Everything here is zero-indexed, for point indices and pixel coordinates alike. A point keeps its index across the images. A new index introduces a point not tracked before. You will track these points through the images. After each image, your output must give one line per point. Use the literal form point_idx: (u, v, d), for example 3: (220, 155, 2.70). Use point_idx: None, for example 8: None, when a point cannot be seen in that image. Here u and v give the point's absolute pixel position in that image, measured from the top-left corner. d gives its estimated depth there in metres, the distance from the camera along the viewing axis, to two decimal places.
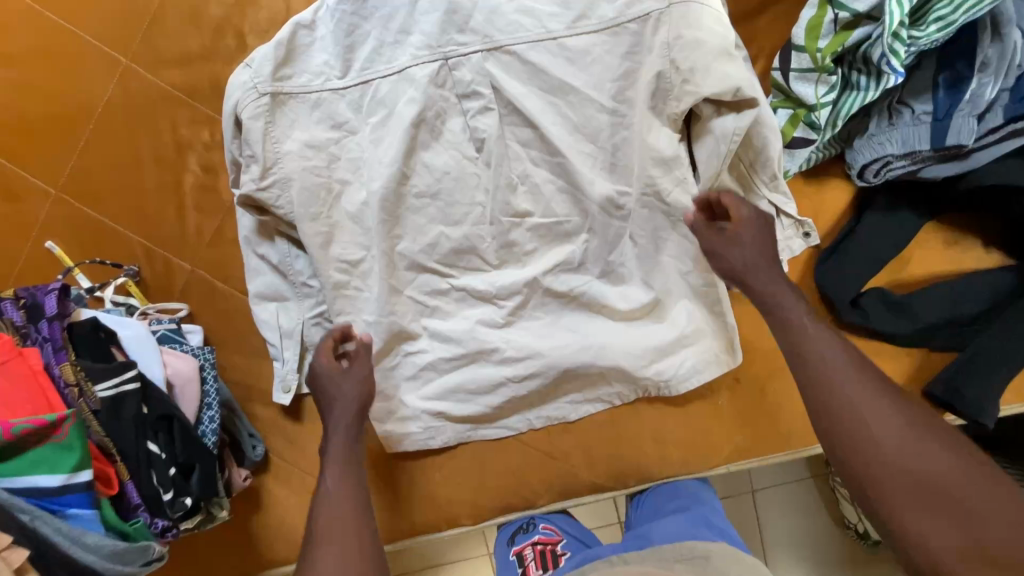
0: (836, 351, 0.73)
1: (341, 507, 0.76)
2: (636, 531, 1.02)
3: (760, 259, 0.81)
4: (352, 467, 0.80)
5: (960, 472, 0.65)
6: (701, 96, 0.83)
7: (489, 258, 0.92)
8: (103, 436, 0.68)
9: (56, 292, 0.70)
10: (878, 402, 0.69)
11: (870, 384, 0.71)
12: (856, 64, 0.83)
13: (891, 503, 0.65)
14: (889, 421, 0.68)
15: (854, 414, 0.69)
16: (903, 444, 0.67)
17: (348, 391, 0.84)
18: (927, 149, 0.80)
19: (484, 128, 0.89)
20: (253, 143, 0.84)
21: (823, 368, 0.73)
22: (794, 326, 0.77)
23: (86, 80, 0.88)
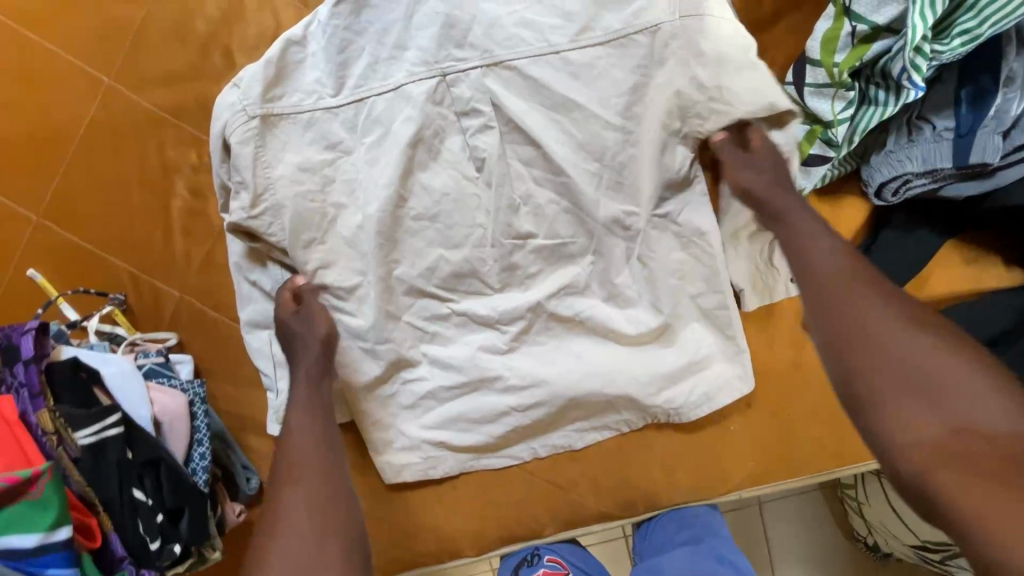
0: (841, 258, 0.70)
1: (305, 451, 0.74)
2: (646, 564, 0.99)
3: (776, 185, 0.79)
4: (316, 408, 0.79)
5: (960, 375, 0.61)
6: (734, 115, 0.81)
7: (491, 281, 0.88)
8: (85, 486, 0.65)
9: (32, 332, 0.66)
10: (877, 303, 0.66)
11: (873, 288, 0.68)
12: (874, 79, 0.80)
13: (876, 399, 0.63)
14: (887, 322, 0.65)
15: (850, 314, 0.66)
16: (900, 343, 0.64)
17: (311, 345, 0.82)
18: (949, 167, 0.77)
19: (484, 147, 0.85)
20: (244, 168, 0.81)
21: (825, 271, 0.70)
22: (798, 240, 0.74)
23: (68, 100, 0.84)
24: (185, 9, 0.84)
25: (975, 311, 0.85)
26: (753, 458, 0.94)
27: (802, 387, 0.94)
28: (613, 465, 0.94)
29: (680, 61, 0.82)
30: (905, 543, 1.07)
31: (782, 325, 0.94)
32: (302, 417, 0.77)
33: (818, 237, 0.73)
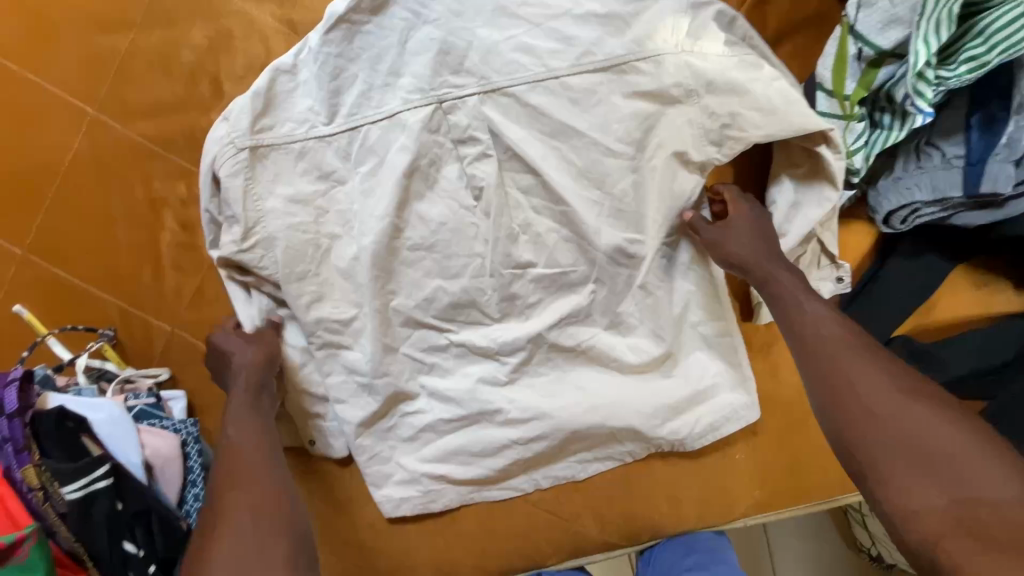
0: (831, 322, 0.70)
1: (246, 451, 0.70)
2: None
3: (763, 249, 0.78)
4: (258, 410, 0.74)
5: (962, 441, 0.58)
6: (751, 140, 0.79)
7: (490, 311, 0.86)
8: (74, 541, 0.63)
9: (16, 383, 0.65)
10: (872, 367, 0.65)
11: (867, 353, 0.66)
12: (879, 103, 0.77)
13: (876, 468, 0.60)
14: (883, 386, 0.63)
15: (843, 379, 0.65)
16: (899, 408, 0.61)
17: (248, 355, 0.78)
18: (959, 196, 0.75)
19: (483, 175, 0.83)
20: (234, 204, 0.79)
21: (818, 336, 0.69)
22: (792, 305, 0.74)
23: (52, 132, 0.81)
24: (172, 37, 0.82)
25: (987, 337, 0.83)
26: (760, 486, 0.93)
27: (809, 414, 0.93)
28: (616, 496, 0.92)
29: (681, 87, 0.80)
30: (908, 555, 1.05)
31: (786, 351, 0.92)
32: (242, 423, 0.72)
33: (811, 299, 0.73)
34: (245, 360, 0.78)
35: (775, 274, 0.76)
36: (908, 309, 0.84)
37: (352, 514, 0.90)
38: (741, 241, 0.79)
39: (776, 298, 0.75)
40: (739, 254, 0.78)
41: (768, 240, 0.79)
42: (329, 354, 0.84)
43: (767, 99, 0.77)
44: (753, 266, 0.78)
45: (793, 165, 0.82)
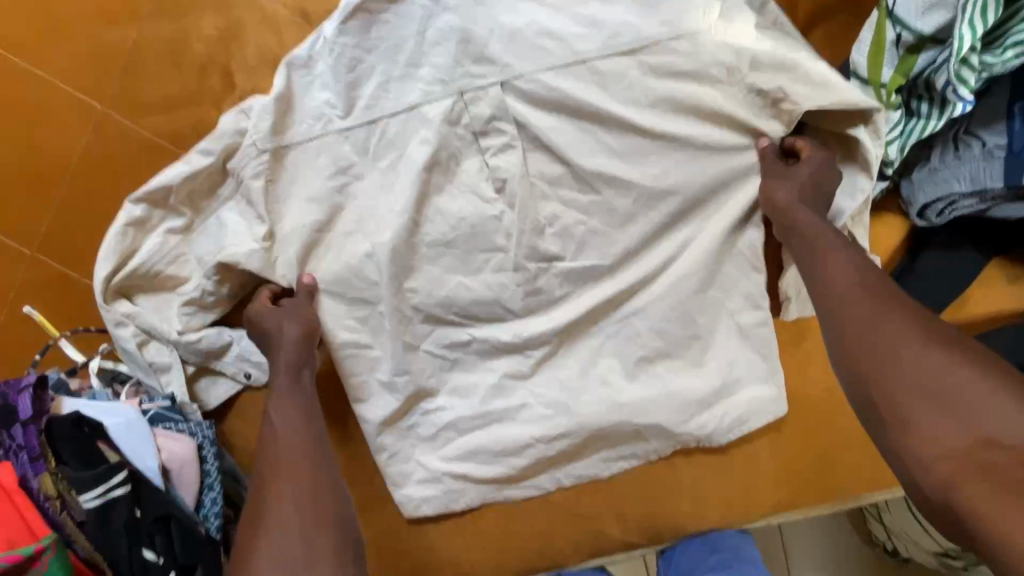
0: (851, 271, 0.67)
1: (290, 439, 0.71)
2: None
3: (803, 202, 0.75)
4: (299, 395, 0.75)
5: (986, 387, 0.56)
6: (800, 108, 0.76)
7: (513, 308, 0.84)
8: (92, 550, 0.61)
9: (31, 390, 0.63)
10: (899, 316, 0.62)
11: (891, 300, 0.64)
12: (917, 90, 0.74)
13: (896, 415, 0.58)
14: (909, 333, 0.61)
15: (867, 330, 0.62)
16: (928, 356, 0.59)
17: (288, 342, 0.76)
18: (1000, 187, 0.72)
19: (505, 168, 0.80)
20: (258, 204, 0.78)
21: (841, 286, 0.66)
22: (811, 255, 0.70)
23: (59, 130, 0.79)
24: (182, 30, 0.79)
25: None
26: (785, 485, 0.91)
27: (835, 414, 0.90)
28: (638, 494, 0.90)
29: (715, 71, 0.77)
30: (928, 550, 1.03)
31: (813, 346, 0.90)
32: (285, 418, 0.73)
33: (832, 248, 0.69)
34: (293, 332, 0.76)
35: (804, 223, 0.73)
36: (942, 302, 0.82)
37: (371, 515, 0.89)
38: (785, 187, 0.76)
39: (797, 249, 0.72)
40: (785, 202, 0.75)
41: (819, 196, 0.75)
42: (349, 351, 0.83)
43: (811, 76, 0.75)
44: (779, 218, 0.76)
45: (830, 153, 0.79)
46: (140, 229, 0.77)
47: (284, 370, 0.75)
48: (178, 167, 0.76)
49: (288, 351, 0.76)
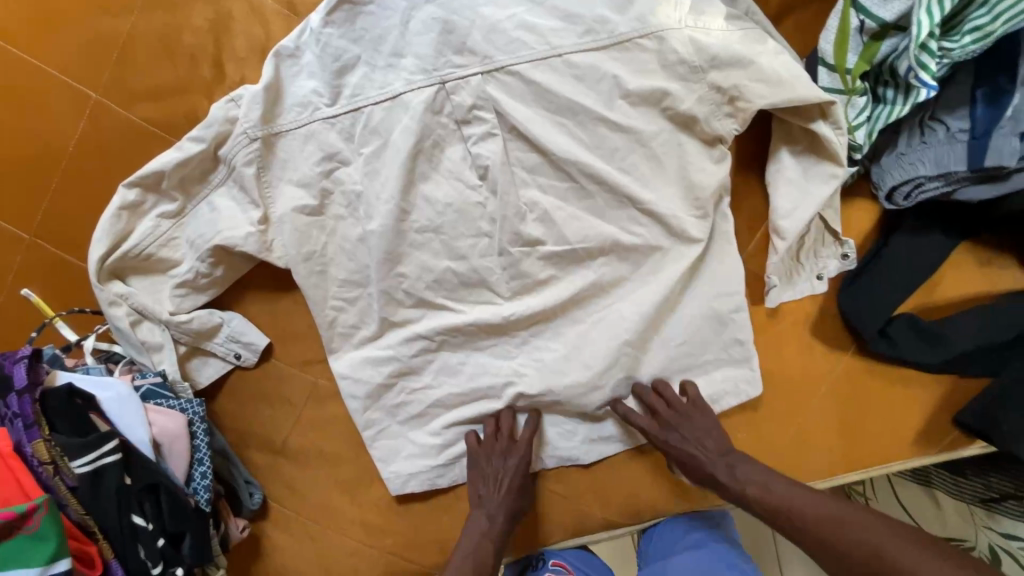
0: (806, 496, 0.76)
1: (479, 545, 0.83)
2: (652, 568, 0.99)
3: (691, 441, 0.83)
4: (513, 503, 0.85)
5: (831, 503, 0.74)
6: (756, 109, 0.78)
7: (500, 290, 0.86)
8: (84, 514, 0.63)
9: (25, 360, 0.65)
10: (866, 529, 0.70)
11: (842, 517, 0.72)
12: (883, 77, 0.76)
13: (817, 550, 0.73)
14: (863, 532, 0.70)
15: (815, 535, 0.73)
16: (885, 552, 0.68)
17: (496, 494, 0.85)
18: (963, 171, 0.74)
19: (487, 154, 0.82)
20: (250, 191, 0.81)
21: (803, 514, 0.75)
22: (773, 499, 0.77)
23: (54, 119, 0.82)
24: (173, 21, 0.82)
25: (993, 314, 0.84)
26: None
27: (813, 393, 0.91)
28: (626, 486, 0.94)
29: (685, 64, 0.79)
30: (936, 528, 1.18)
31: (790, 330, 0.90)
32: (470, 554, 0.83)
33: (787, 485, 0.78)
34: (514, 459, 0.85)
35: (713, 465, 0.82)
36: (913, 285, 0.84)
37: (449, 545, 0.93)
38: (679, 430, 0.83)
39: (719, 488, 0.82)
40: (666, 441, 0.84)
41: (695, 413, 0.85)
42: (336, 332, 0.87)
43: (772, 71, 0.76)
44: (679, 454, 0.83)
45: (792, 141, 0.81)
46: (132, 213, 0.80)
47: (488, 525, 0.84)
48: (169, 153, 0.78)
49: (511, 468, 0.85)
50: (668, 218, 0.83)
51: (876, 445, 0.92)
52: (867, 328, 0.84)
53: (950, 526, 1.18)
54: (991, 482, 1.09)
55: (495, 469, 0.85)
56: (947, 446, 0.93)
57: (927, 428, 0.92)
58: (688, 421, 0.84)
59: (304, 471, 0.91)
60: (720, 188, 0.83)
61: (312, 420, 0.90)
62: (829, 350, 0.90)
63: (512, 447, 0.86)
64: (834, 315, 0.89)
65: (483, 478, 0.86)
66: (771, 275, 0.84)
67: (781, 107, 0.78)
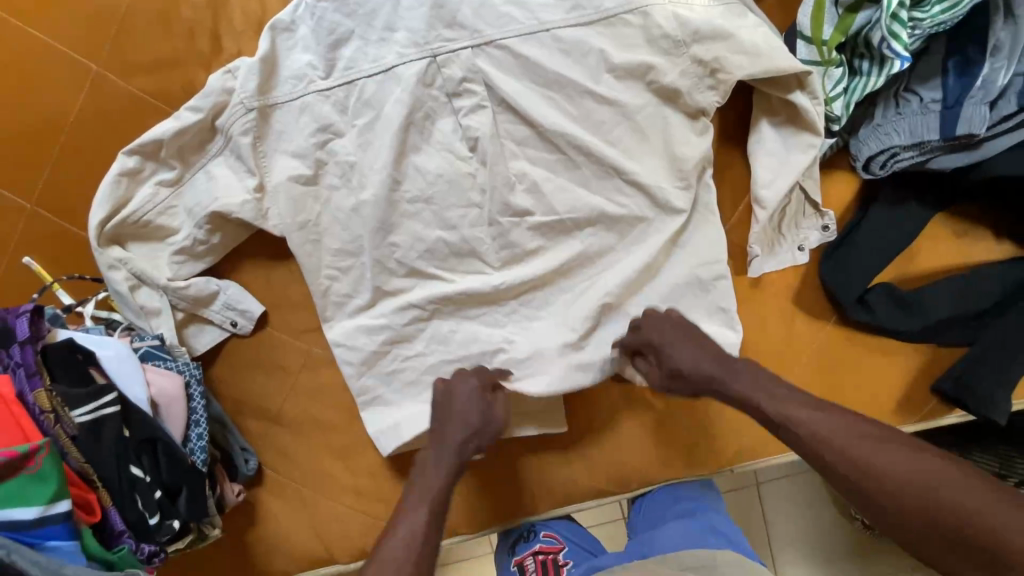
0: (830, 418, 0.73)
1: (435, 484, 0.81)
2: (640, 538, 1.00)
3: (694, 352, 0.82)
4: (476, 437, 0.83)
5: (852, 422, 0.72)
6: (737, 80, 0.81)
7: (490, 260, 0.88)
8: (83, 462, 0.65)
9: (28, 315, 0.67)
10: (901, 452, 0.69)
11: (876, 437, 0.70)
12: (859, 49, 0.79)
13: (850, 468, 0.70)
14: (901, 457, 0.68)
15: (852, 457, 0.70)
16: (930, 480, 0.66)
17: (453, 430, 0.83)
18: (936, 140, 0.77)
19: (477, 126, 0.85)
20: (246, 160, 0.83)
21: (837, 435, 0.71)
22: (791, 411, 0.75)
23: (55, 90, 0.84)
24: None
25: (966, 285, 0.88)
26: (746, 436, 0.97)
27: (796, 363, 0.92)
28: (609, 450, 0.96)
29: (668, 38, 0.82)
30: None
31: (772, 300, 0.92)
32: (436, 494, 0.80)
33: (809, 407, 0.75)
34: (469, 392, 0.84)
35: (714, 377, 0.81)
36: (890, 255, 0.87)
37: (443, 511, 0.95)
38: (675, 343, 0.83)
39: (725, 392, 0.80)
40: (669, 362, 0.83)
41: (686, 328, 0.84)
42: (329, 300, 0.89)
43: (752, 44, 0.79)
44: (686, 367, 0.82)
45: (772, 113, 0.84)
46: (131, 179, 0.82)
47: (444, 464, 0.82)
48: (168, 122, 0.81)
49: (465, 402, 0.84)
50: (653, 189, 0.86)
51: (862, 413, 0.93)
52: (845, 296, 0.87)
53: None
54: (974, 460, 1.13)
55: (452, 405, 0.84)
56: (928, 415, 0.95)
57: (908, 398, 0.94)
58: (675, 334, 0.84)
59: (298, 439, 0.93)
60: (703, 160, 0.86)
61: (307, 388, 0.93)
62: (810, 320, 0.92)
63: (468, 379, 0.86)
64: (815, 286, 0.91)
65: (441, 416, 0.84)
66: (753, 244, 0.86)
67: (759, 78, 0.81)
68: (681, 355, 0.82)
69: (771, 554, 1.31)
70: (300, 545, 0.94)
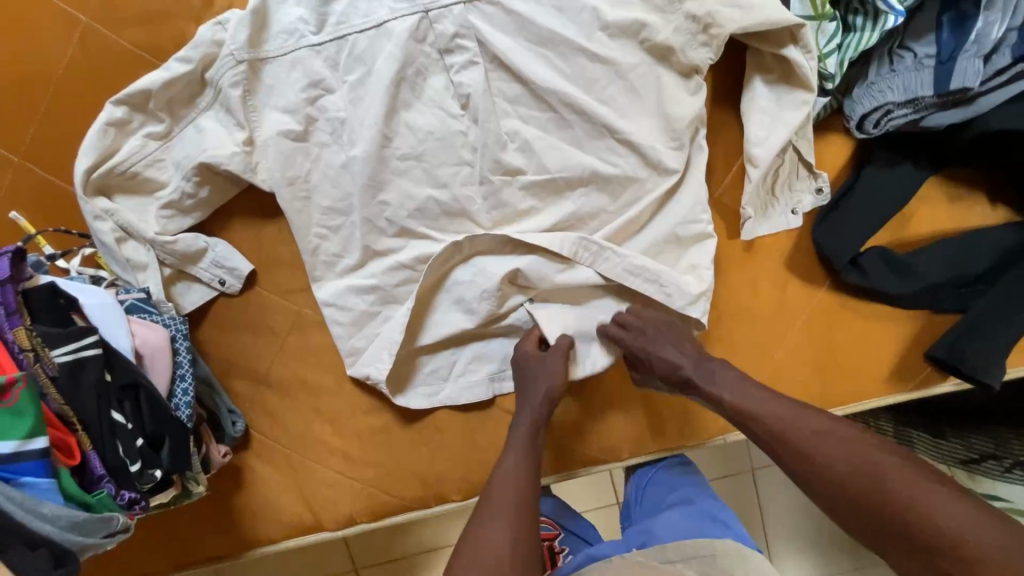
0: (790, 408, 0.74)
1: (515, 475, 0.79)
2: (637, 526, 0.97)
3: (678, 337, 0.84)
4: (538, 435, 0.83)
5: (827, 421, 0.72)
6: (730, 33, 0.80)
7: (481, 220, 0.88)
8: (63, 404, 0.64)
9: (9, 255, 0.65)
10: (876, 450, 0.68)
11: (826, 430, 0.71)
12: (852, 5, 0.80)
13: (811, 459, 0.70)
14: (845, 446, 0.69)
15: (818, 454, 0.70)
16: (869, 467, 0.67)
17: (533, 402, 0.84)
18: (930, 95, 0.79)
19: (469, 83, 0.84)
20: (235, 113, 0.83)
21: (796, 433, 0.72)
22: (756, 412, 0.75)
23: (43, 41, 0.83)
24: None
25: (961, 246, 0.88)
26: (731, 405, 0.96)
27: (787, 328, 0.91)
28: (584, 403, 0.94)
29: None
30: None
31: (766, 264, 0.91)
32: (524, 471, 0.79)
33: (765, 395, 0.75)
34: (539, 368, 0.85)
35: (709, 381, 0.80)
36: (884, 218, 0.86)
37: (432, 477, 0.94)
38: (652, 333, 0.84)
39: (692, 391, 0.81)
40: (663, 367, 0.82)
41: (672, 329, 0.85)
42: (318, 259, 0.88)
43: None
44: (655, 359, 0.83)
45: (765, 71, 0.85)
46: (119, 130, 0.81)
47: (529, 430, 0.83)
48: (157, 73, 0.80)
49: (539, 382, 0.84)
50: (646, 148, 0.85)
51: (861, 376, 0.93)
52: (838, 257, 0.86)
53: None
54: (971, 443, 1.11)
55: (526, 386, 0.85)
56: (922, 383, 0.94)
57: (902, 364, 0.93)
58: (657, 333, 0.84)
59: (286, 401, 0.92)
60: (695, 119, 0.86)
61: (296, 350, 0.92)
62: (803, 284, 0.91)
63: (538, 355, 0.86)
64: (808, 250, 0.90)
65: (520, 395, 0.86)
66: (746, 205, 0.85)
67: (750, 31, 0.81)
68: (669, 351, 0.82)
69: (766, 541, 1.30)
70: (286, 513, 0.93)
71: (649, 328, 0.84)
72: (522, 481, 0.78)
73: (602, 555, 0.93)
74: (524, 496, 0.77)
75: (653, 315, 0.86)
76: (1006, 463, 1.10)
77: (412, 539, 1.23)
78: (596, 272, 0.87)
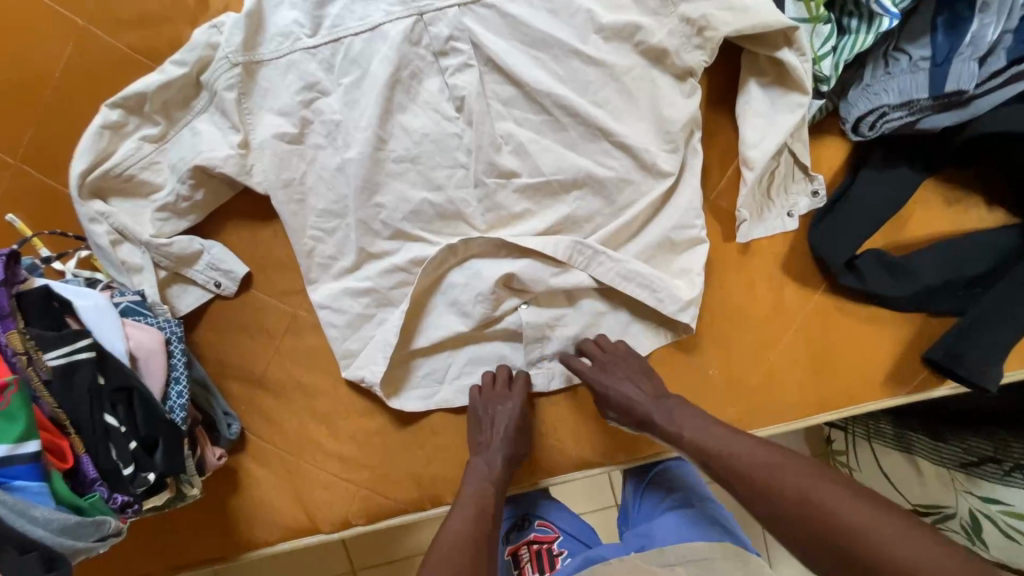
0: (744, 442, 0.75)
1: (463, 516, 0.80)
2: (638, 529, 0.96)
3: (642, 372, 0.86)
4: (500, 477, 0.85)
5: (777, 454, 0.73)
6: (724, 36, 0.80)
7: (477, 223, 0.88)
8: (56, 408, 0.65)
9: (4, 258, 0.66)
10: (820, 478, 0.68)
11: (776, 462, 0.71)
12: (848, 7, 0.80)
13: (760, 490, 0.71)
14: (798, 479, 0.69)
15: (766, 484, 0.70)
16: (812, 494, 0.67)
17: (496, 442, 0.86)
18: (925, 98, 0.79)
19: (463, 85, 0.84)
20: (230, 115, 0.83)
21: (746, 465, 0.73)
22: (708, 444, 0.77)
23: (39, 43, 0.83)
24: None
25: (957, 249, 0.88)
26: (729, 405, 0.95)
27: (782, 332, 0.91)
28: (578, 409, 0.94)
29: None
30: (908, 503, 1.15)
31: (762, 267, 0.90)
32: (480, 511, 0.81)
33: (727, 433, 0.77)
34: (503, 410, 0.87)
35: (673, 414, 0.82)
36: (881, 220, 0.86)
37: (427, 480, 0.94)
38: (614, 368, 0.86)
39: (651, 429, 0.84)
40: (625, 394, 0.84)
41: (631, 363, 0.87)
42: (313, 261, 0.88)
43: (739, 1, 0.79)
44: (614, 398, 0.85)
45: (760, 74, 0.85)
46: (114, 133, 0.82)
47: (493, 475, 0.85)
48: (152, 76, 0.80)
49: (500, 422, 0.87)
50: (640, 150, 0.85)
51: (858, 380, 0.92)
52: (833, 260, 0.86)
53: (929, 491, 1.12)
54: (969, 444, 1.10)
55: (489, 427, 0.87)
56: (918, 387, 0.93)
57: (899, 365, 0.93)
58: (616, 367, 0.86)
59: (281, 404, 0.92)
60: (690, 121, 0.86)
61: (292, 352, 0.92)
62: (800, 286, 0.91)
63: (506, 396, 0.88)
64: (805, 253, 0.90)
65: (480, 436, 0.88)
66: (741, 208, 0.85)
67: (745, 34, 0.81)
68: (626, 386, 0.85)
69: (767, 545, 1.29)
70: (281, 515, 0.93)
71: (613, 365, 0.86)
72: (475, 524, 0.80)
73: (602, 556, 0.92)
74: (481, 540, 0.78)
75: (619, 347, 0.88)
76: (1005, 466, 1.05)
77: (410, 542, 1.23)
78: (590, 275, 0.87)
